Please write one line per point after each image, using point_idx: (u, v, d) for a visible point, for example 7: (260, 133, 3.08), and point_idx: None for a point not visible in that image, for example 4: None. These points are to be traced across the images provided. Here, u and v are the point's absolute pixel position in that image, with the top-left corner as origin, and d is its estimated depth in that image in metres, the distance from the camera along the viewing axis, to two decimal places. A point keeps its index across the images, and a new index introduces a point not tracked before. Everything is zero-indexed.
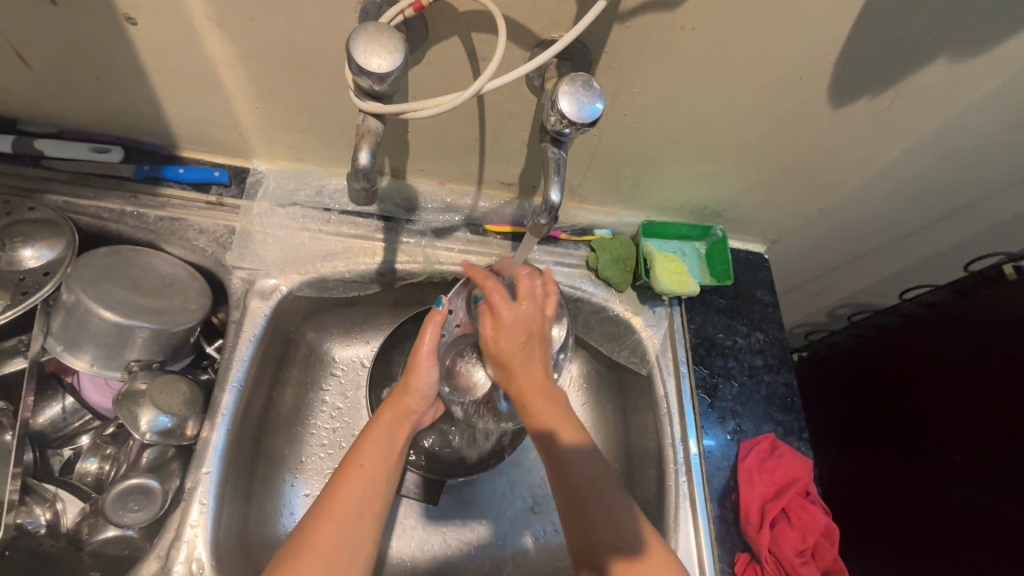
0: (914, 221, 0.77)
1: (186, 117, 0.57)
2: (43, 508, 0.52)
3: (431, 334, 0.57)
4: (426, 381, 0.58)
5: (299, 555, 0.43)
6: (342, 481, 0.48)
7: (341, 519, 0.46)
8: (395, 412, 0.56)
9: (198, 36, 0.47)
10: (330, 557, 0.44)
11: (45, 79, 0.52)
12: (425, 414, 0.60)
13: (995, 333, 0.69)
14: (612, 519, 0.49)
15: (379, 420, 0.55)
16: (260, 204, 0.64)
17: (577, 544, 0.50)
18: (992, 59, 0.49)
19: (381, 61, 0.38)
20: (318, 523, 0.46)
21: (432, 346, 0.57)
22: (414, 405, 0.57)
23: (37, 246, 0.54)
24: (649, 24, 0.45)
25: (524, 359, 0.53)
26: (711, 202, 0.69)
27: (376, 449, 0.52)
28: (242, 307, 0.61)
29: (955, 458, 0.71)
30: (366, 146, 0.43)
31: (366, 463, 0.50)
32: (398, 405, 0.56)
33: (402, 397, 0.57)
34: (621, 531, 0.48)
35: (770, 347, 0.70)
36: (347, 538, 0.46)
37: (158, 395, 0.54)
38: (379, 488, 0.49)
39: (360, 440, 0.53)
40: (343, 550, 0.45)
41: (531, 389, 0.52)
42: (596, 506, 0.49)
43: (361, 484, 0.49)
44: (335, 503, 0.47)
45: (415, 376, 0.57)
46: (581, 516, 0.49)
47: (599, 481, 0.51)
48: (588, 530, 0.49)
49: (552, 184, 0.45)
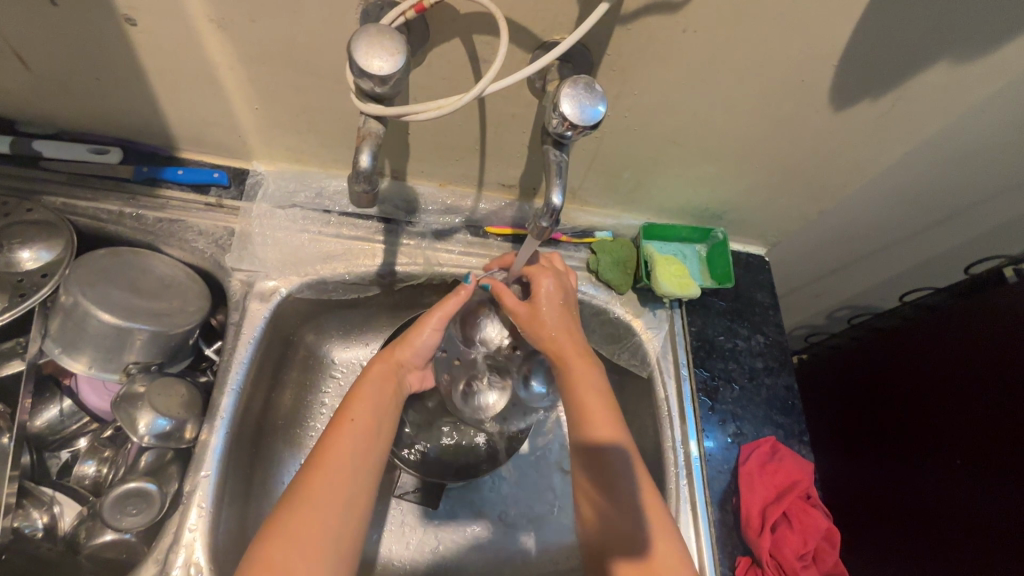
0: (913, 223, 0.77)
1: (185, 118, 0.57)
2: (40, 511, 0.52)
3: (456, 303, 0.57)
4: (423, 339, 0.58)
5: (296, 506, 0.44)
6: (332, 436, 0.48)
7: (334, 471, 0.46)
8: (386, 365, 0.56)
9: (198, 37, 0.46)
10: (323, 507, 0.44)
11: (43, 80, 0.51)
12: (411, 374, 0.59)
13: (994, 336, 0.70)
14: (622, 510, 0.50)
15: (369, 371, 0.55)
16: (259, 205, 0.64)
17: (591, 543, 0.51)
18: (992, 63, 0.49)
19: (382, 62, 0.38)
20: (309, 473, 0.45)
21: (449, 311, 0.58)
22: (404, 359, 0.57)
23: (35, 248, 0.54)
24: (651, 26, 0.44)
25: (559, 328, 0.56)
26: (712, 204, 0.69)
27: (367, 402, 0.51)
28: (241, 308, 0.61)
29: (955, 462, 0.71)
30: (366, 147, 0.42)
31: (359, 415, 0.50)
32: (390, 356, 0.56)
33: (394, 349, 0.57)
34: (626, 526, 0.49)
35: (771, 349, 0.70)
36: (340, 492, 0.45)
37: (157, 397, 0.53)
38: (368, 442, 0.49)
39: (351, 395, 0.52)
40: (335, 504, 0.45)
41: (582, 364, 0.54)
42: (608, 500, 0.50)
43: (352, 436, 0.48)
44: (325, 456, 0.47)
45: (415, 335, 0.57)
46: (602, 508, 0.50)
47: (618, 479, 0.50)
48: (601, 531, 0.50)
49: (553, 187, 0.45)
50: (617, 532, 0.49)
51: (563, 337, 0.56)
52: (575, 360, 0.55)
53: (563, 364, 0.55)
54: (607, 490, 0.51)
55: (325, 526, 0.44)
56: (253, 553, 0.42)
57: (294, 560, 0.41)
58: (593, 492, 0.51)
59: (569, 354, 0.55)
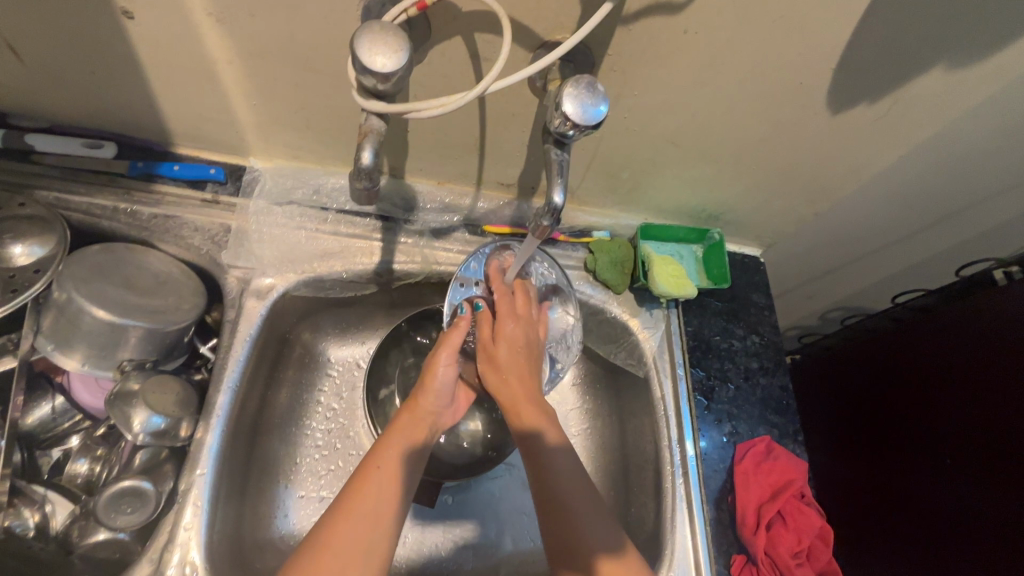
0: (906, 226, 0.78)
1: (182, 113, 0.56)
2: (32, 511, 0.51)
3: (459, 334, 0.56)
4: (441, 379, 0.56)
5: (316, 552, 0.44)
6: (357, 484, 0.48)
7: (357, 519, 0.46)
8: (411, 415, 0.54)
9: (197, 31, 0.46)
10: (346, 553, 0.44)
11: (37, 72, 0.50)
12: (444, 415, 0.58)
13: (985, 341, 0.70)
14: (582, 524, 0.50)
15: (396, 422, 0.54)
16: (256, 202, 0.64)
17: (549, 541, 0.51)
18: (988, 68, 0.50)
19: (386, 60, 0.37)
20: (335, 520, 0.46)
21: (456, 343, 0.56)
22: (432, 406, 0.56)
23: (28, 243, 0.53)
24: (653, 27, 0.45)
25: (516, 367, 0.55)
26: (709, 205, 0.69)
27: (393, 448, 0.51)
28: (238, 306, 0.60)
29: (944, 460, 0.72)
30: (369, 145, 0.42)
31: (385, 464, 0.49)
32: (413, 406, 0.55)
33: (417, 398, 0.55)
34: (583, 538, 0.49)
35: (766, 350, 0.70)
36: (362, 542, 0.45)
37: (152, 395, 0.53)
38: (392, 490, 0.48)
39: (376, 445, 0.51)
40: (356, 556, 0.44)
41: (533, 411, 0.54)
42: (572, 519, 0.50)
43: (377, 484, 0.48)
44: (351, 503, 0.47)
45: (430, 378, 0.56)
46: (571, 523, 0.50)
47: (598, 511, 0.51)
48: (566, 531, 0.50)
49: (555, 186, 0.45)
50: (586, 540, 0.49)
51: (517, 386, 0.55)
52: (529, 410, 0.54)
53: (513, 411, 0.54)
54: (562, 497, 0.51)
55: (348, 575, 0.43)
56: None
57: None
58: (550, 502, 0.51)
59: (520, 406, 0.54)
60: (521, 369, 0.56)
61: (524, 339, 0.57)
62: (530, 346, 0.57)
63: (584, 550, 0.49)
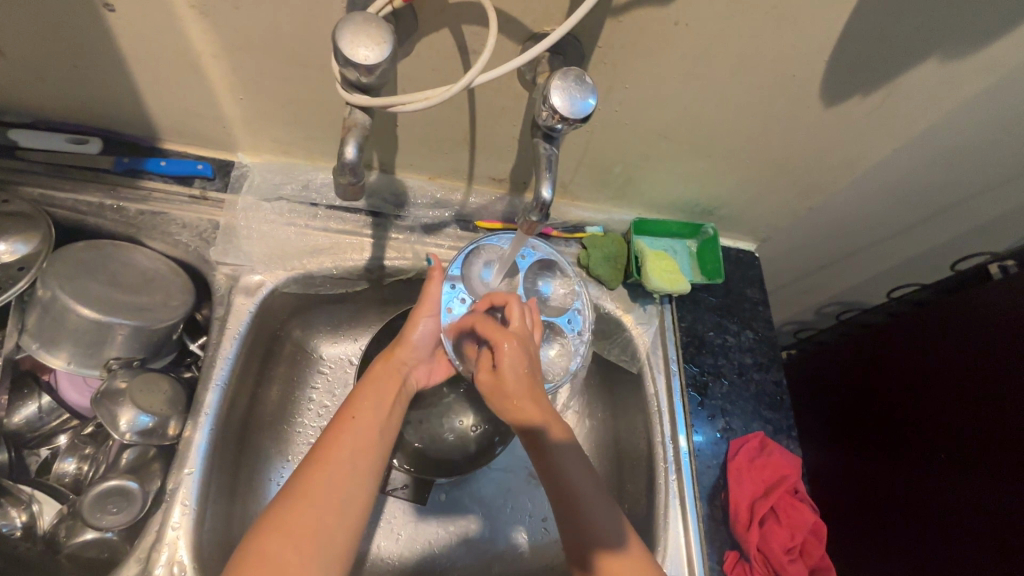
0: (901, 220, 0.77)
1: (169, 109, 0.56)
2: (18, 510, 0.50)
3: (436, 286, 0.59)
4: (418, 332, 0.59)
5: (292, 501, 0.44)
6: (334, 433, 0.49)
7: (334, 467, 0.46)
8: (385, 364, 0.57)
9: (180, 24, 0.45)
10: (323, 502, 0.44)
11: (18, 67, 0.50)
12: (416, 370, 0.61)
13: (982, 334, 0.70)
14: (585, 512, 0.50)
15: (371, 372, 0.57)
16: (245, 197, 0.63)
17: (569, 541, 0.51)
18: (983, 60, 0.49)
19: (368, 52, 0.37)
20: (311, 470, 0.46)
21: (435, 298, 0.59)
22: (404, 358, 0.59)
23: (11, 240, 0.52)
24: (643, 18, 0.44)
25: (521, 386, 0.52)
26: (703, 200, 0.69)
27: (367, 401, 0.53)
28: (226, 303, 0.60)
29: (940, 455, 0.72)
30: (353, 139, 0.41)
31: (361, 414, 0.51)
32: (388, 356, 0.58)
33: (392, 349, 0.59)
34: (591, 526, 0.49)
35: (760, 345, 0.70)
36: (339, 490, 0.45)
37: (139, 395, 0.52)
38: (368, 443, 0.49)
39: (351, 398, 0.53)
40: (330, 505, 0.44)
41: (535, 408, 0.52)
42: (576, 512, 0.50)
43: (354, 434, 0.49)
44: (328, 452, 0.47)
45: (408, 331, 0.59)
46: (577, 517, 0.50)
47: (587, 492, 0.51)
48: (578, 528, 0.50)
49: (543, 181, 0.44)
50: (590, 527, 0.49)
51: (525, 399, 0.52)
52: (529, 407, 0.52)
53: (516, 413, 0.52)
54: (565, 496, 0.51)
55: (325, 523, 0.44)
56: (248, 551, 0.41)
57: (289, 552, 0.41)
58: (562, 498, 0.51)
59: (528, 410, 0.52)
60: (528, 386, 0.52)
61: (526, 357, 0.53)
62: (534, 366, 0.54)
63: (588, 541, 0.49)
